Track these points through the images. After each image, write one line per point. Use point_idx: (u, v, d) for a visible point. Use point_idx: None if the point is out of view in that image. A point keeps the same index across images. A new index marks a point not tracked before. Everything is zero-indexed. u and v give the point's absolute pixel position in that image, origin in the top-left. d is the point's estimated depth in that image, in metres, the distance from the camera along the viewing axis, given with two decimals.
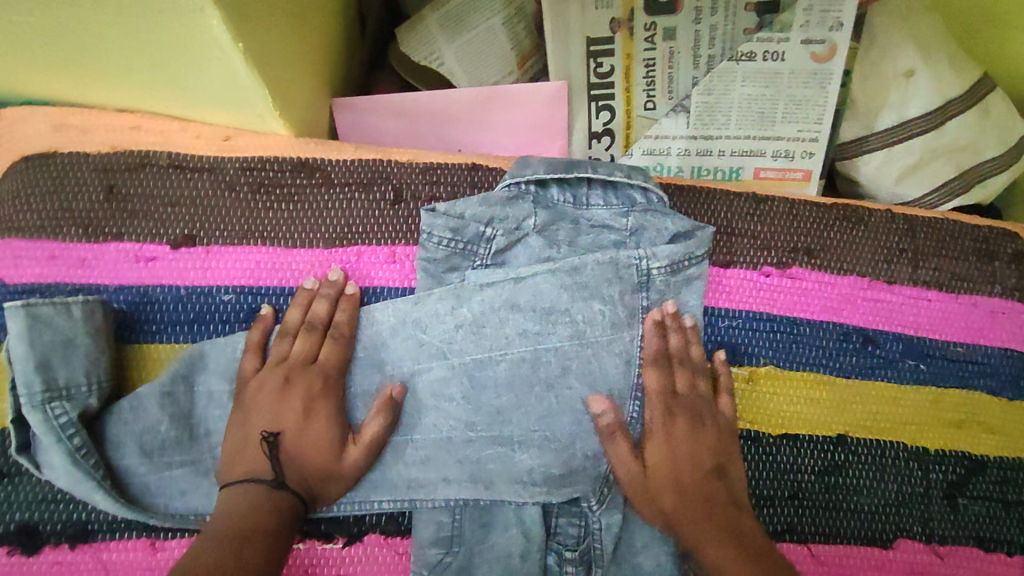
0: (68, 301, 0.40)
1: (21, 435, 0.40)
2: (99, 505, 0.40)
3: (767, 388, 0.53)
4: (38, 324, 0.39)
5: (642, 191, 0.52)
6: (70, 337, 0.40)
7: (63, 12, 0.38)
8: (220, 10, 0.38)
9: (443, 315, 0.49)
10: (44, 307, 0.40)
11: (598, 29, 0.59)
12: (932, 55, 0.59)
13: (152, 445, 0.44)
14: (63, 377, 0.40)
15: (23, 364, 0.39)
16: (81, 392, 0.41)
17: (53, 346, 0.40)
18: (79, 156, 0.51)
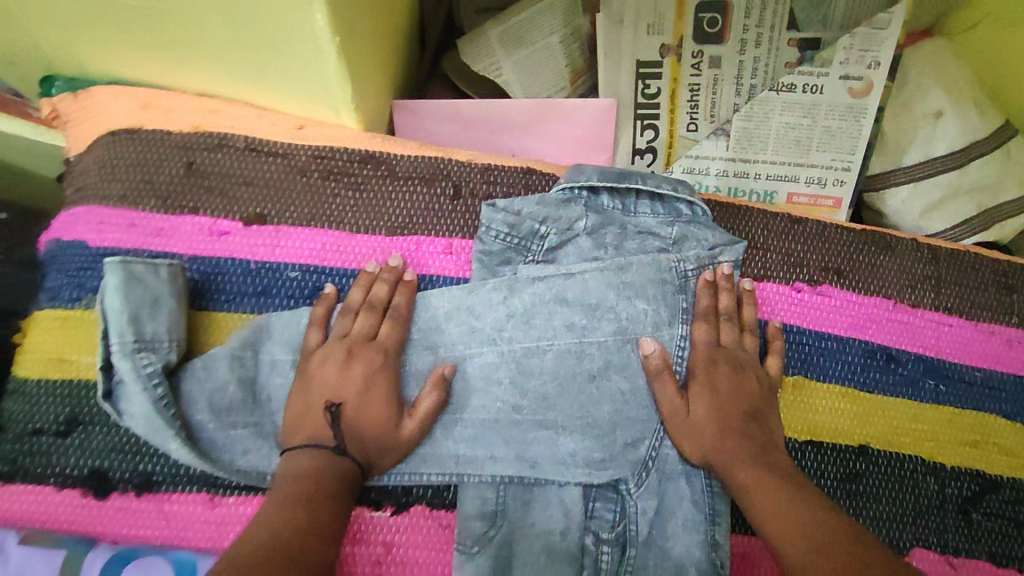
0: (158, 260, 0.44)
1: (105, 383, 0.43)
2: (176, 454, 0.43)
3: (794, 397, 0.56)
4: (133, 280, 0.43)
5: (687, 203, 0.55)
6: (158, 294, 0.44)
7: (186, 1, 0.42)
8: (327, 6, 0.42)
9: (496, 304, 0.52)
10: (139, 265, 0.43)
11: (649, 53, 0.63)
12: (960, 100, 0.63)
13: (220, 404, 0.47)
14: (151, 330, 0.43)
15: (117, 315, 0.42)
16: (166, 346, 0.44)
17: (143, 301, 0.43)
18: (162, 133, 0.54)
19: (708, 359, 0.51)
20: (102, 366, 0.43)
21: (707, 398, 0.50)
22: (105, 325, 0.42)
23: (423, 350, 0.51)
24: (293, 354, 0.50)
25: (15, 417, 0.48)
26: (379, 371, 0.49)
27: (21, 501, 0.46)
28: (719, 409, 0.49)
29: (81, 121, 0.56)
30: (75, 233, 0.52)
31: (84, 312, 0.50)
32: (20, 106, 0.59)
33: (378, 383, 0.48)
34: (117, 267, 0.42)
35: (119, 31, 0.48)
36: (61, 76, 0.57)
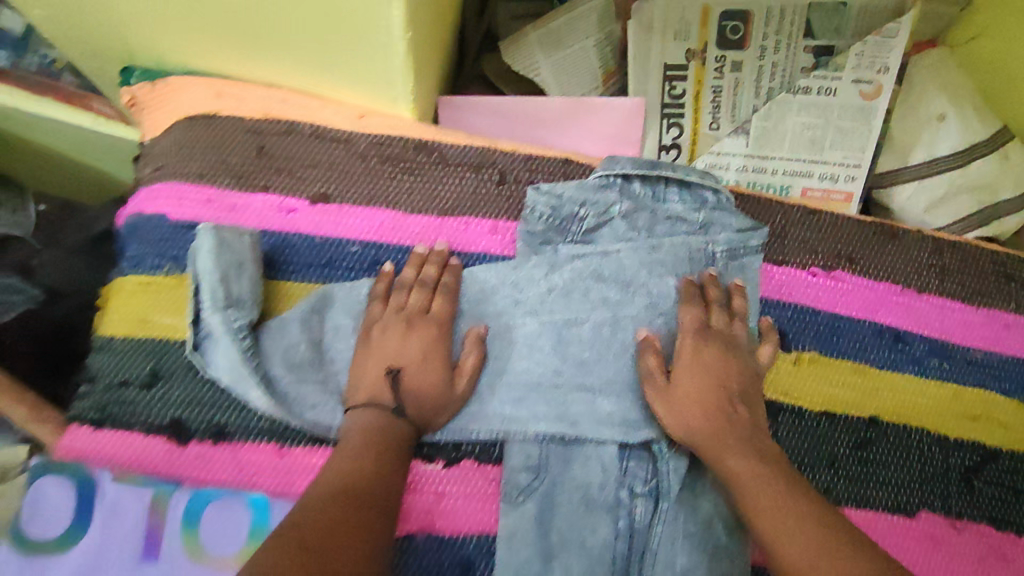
0: (242, 231, 0.52)
1: (196, 335, 0.51)
2: (255, 401, 0.50)
3: (809, 370, 0.61)
4: (223, 245, 0.51)
5: (712, 192, 0.61)
6: (242, 260, 0.51)
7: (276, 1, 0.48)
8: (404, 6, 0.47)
9: (538, 279, 0.57)
10: (228, 233, 0.51)
11: (676, 57, 0.69)
12: (962, 105, 0.69)
13: (294, 360, 0.53)
14: (236, 290, 0.51)
15: (209, 276, 0.50)
16: (248, 305, 0.52)
17: (230, 266, 0.51)
18: (234, 118, 0.59)
19: (705, 342, 0.54)
20: (192, 319, 0.51)
21: (692, 374, 0.53)
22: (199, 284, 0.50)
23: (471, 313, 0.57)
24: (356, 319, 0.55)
25: (105, 371, 0.53)
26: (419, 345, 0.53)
27: (113, 447, 0.51)
28: (721, 390, 0.52)
29: (157, 107, 0.62)
30: (157, 207, 0.56)
31: (166, 279, 0.55)
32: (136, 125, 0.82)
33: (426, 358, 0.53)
34: (210, 233, 0.50)
35: (208, 25, 0.54)
36: (139, 66, 0.62)
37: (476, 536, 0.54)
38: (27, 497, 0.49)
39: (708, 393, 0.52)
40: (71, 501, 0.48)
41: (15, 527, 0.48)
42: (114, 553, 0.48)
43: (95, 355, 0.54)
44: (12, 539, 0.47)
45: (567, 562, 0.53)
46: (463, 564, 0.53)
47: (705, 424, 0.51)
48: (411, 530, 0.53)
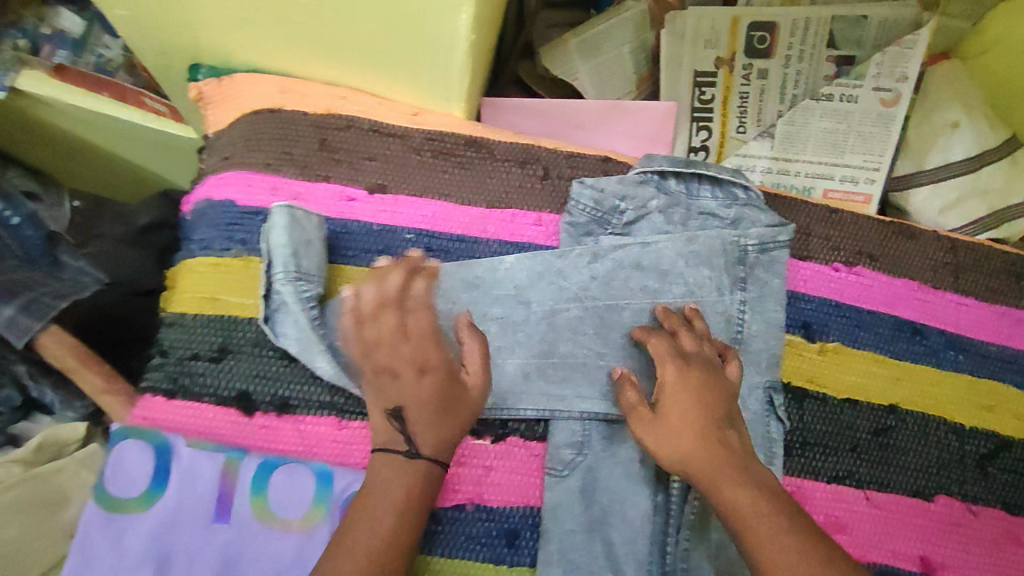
0: (310, 212, 0.56)
1: (267, 307, 0.54)
2: (321, 368, 0.54)
3: (833, 359, 0.65)
4: (295, 224, 0.55)
5: (743, 189, 0.65)
6: (311, 238, 0.55)
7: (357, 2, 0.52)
8: (473, 9, 0.52)
9: (581, 267, 0.60)
10: (299, 212, 0.55)
11: (705, 64, 0.73)
12: (975, 114, 0.73)
13: None
14: (307, 265, 0.55)
15: (283, 250, 0.54)
16: (316, 279, 0.55)
17: (301, 241, 0.55)
18: (298, 113, 0.63)
19: (686, 364, 0.54)
20: (266, 291, 0.54)
21: (676, 402, 0.53)
22: (271, 258, 0.54)
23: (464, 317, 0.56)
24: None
25: (176, 345, 0.57)
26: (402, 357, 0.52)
27: (185, 415, 0.54)
28: (707, 414, 0.52)
29: (223, 103, 0.66)
30: (225, 193, 0.60)
31: (233, 260, 0.58)
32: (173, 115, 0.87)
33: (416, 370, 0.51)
34: (285, 212, 0.54)
35: (282, 25, 0.58)
36: (205, 64, 0.67)
37: (522, 508, 0.57)
38: (110, 460, 0.52)
39: (691, 423, 0.52)
40: (149, 466, 0.52)
41: (98, 486, 0.51)
42: (189, 514, 0.51)
43: (166, 331, 0.58)
44: (97, 497, 0.51)
45: (610, 534, 0.56)
46: (508, 534, 0.56)
47: (690, 458, 0.51)
48: (461, 501, 0.56)
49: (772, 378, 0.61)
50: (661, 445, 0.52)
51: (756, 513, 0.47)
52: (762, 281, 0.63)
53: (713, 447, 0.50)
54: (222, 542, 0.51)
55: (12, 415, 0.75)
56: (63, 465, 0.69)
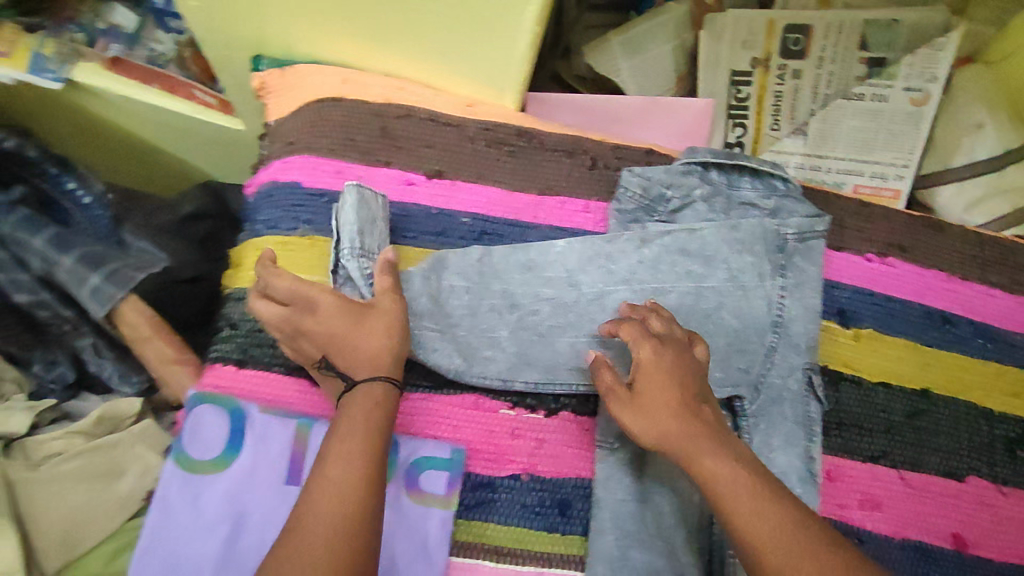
0: (376, 194, 0.60)
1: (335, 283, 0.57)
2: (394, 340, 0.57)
3: (867, 345, 0.67)
4: (363, 203, 0.59)
5: (781, 180, 0.68)
6: (376, 217, 0.59)
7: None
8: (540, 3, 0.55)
9: (630, 252, 0.63)
10: (364, 194, 0.59)
11: (742, 64, 0.77)
12: (999, 115, 0.76)
13: (414, 312, 0.59)
14: (369, 243, 0.58)
15: (349, 227, 0.57)
16: (385, 255, 0.59)
17: (366, 220, 0.58)
18: (360, 102, 0.66)
19: (662, 344, 0.53)
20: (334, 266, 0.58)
21: (654, 378, 0.51)
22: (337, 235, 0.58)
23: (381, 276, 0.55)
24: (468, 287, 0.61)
25: (246, 317, 0.59)
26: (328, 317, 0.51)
27: (257, 384, 0.58)
28: (682, 390, 0.50)
29: (284, 92, 0.68)
30: (292, 176, 0.63)
31: (300, 240, 0.61)
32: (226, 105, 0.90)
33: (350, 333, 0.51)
34: (355, 191, 0.58)
35: (351, 18, 0.62)
36: (267, 56, 0.70)
37: (573, 479, 0.60)
38: (187, 423, 0.56)
39: (666, 396, 0.50)
40: (225, 430, 0.56)
41: (178, 447, 0.55)
42: (262, 475, 0.55)
43: (236, 305, 0.61)
44: (176, 458, 0.55)
45: (660, 504, 0.59)
46: (561, 504, 0.59)
47: (667, 434, 0.49)
48: (516, 472, 0.59)
49: (811, 361, 0.64)
50: (635, 422, 0.50)
51: (738, 488, 0.45)
52: (800, 268, 0.66)
53: (689, 421, 0.49)
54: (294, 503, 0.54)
55: (64, 393, 0.77)
56: (119, 438, 0.72)
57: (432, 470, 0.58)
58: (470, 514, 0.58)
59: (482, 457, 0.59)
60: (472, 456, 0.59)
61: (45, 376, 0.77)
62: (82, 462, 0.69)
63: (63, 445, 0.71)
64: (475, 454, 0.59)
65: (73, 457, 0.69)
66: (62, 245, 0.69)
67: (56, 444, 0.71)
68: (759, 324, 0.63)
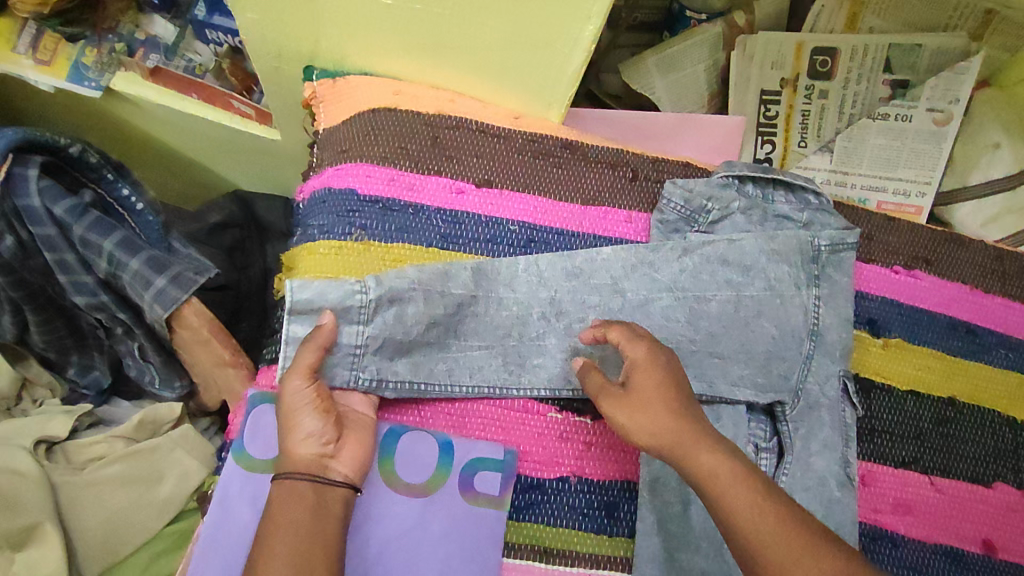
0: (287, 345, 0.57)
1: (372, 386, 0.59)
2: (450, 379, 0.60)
3: (897, 353, 0.70)
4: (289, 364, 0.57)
5: (814, 195, 0.70)
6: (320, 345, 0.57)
7: (497, 14, 0.59)
8: (600, 21, 0.58)
9: (672, 261, 0.65)
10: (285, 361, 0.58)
11: (771, 84, 0.80)
12: (1015, 135, 0.80)
13: (463, 325, 0.61)
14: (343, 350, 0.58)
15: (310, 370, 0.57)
16: (344, 313, 0.58)
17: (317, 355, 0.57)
18: (412, 112, 0.68)
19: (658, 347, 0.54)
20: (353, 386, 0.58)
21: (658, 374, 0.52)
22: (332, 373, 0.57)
23: (304, 351, 0.55)
24: (516, 296, 0.62)
25: None
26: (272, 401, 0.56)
27: None
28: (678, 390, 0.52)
29: (335, 102, 0.71)
30: (346, 183, 0.65)
31: (355, 246, 0.63)
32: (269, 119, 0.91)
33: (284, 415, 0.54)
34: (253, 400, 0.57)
35: (408, 33, 0.64)
36: (319, 67, 0.72)
37: (620, 482, 0.60)
38: (247, 421, 0.57)
39: (654, 399, 0.51)
40: None
41: (238, 445, 0.55)
42: None
43: None
44: (237, 456, 0.55)
45: None
46: (607, 506, 0.59)
47: (654, 436, 0.50)
48: (564, 474, 0.60)
49: (845, 368, 0.66)
50: (619, 423, 0.52)
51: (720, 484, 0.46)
52: (833, 279, 0.68)
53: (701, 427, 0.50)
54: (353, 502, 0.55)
55: (97, 398, 0.77)
56: (158, 443, 0.70)
57: (487, 471, 0.59)
58: (520, 515, 0.59)
59: (531, 460, 0.60)
60: (523, 458, 0.60)
61: (79, 381, 0.76)
62: (123, 468, 0.68)
63: (105, 449, 0.69)
64: (525, 456, 0.60)
65: (115, 461, 0.68)
66: (131, 248, 0.64)
67: (98, 448, 0.69)
68: (796, 332, 0.65)
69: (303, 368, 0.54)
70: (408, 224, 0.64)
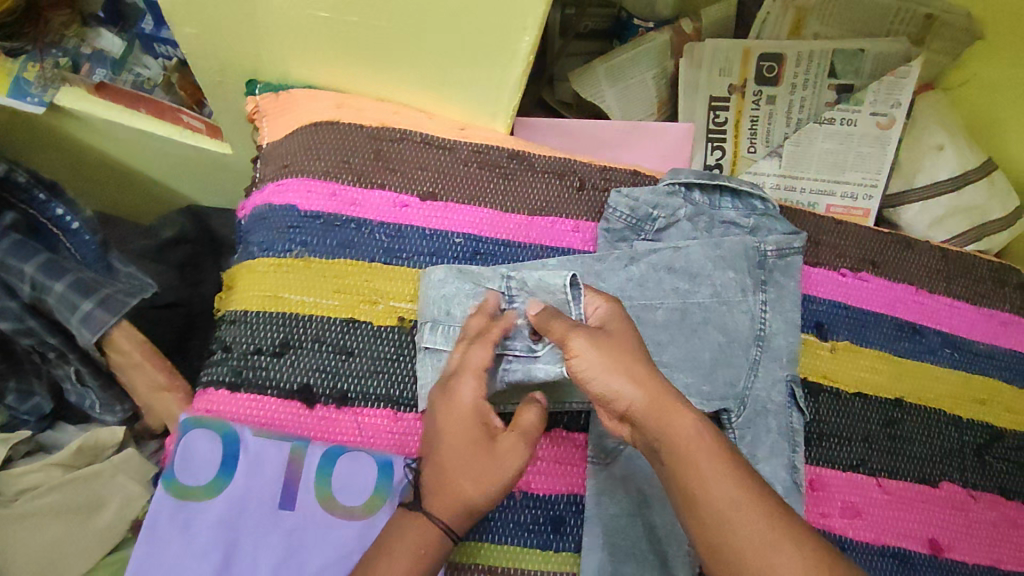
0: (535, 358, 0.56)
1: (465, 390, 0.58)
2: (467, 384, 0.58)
3: (844, 356, 0.70)
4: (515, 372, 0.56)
5: (761, 201, 0.71)
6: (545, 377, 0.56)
7: (432, 24, 0.58)
8: (535, 34, 0.58)
9: (618, 270, 0.66)
10: (515, 371, 0.56)
11: (720, 90, 0.80)
12: (957, 137, 0.81)
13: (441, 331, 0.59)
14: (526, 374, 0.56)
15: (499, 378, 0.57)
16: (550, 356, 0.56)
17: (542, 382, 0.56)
18: (356, 126, 0.67)
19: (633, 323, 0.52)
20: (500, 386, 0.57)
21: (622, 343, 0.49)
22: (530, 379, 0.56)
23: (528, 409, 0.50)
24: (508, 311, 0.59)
25: (239, 339, 0.59)
26: (453, 432, 0.50)
27: (248, 408, 0.57)
28: None
29: (278, 116, 0.69)
30: (287, 199, 0.64)
31: (296, 263, 0.62)
32: (218, 132, 0.90)
33: (480, 463, 0.49)
34: (185, 421, 0.57)
35: (347, 46, 0.63)
36: (262, 81, 0.71)
37: (566, 496, 0.60)
38: (179, 448, 0.56)
39: (631, 345, 0.49)
40: (218, 452, 0.56)
41: (168, 472, 0.55)
42: (255, 501, 0.55)
43: (228, 328, 0.61)
44: (168, 484, 0.55)
45: (651, 517, 0.59)
46: (554, 521, 0.59)
47: (635, 380, 0.47)
48: (510, 489, 0.59)
49: (792, 372, 0.67)
50: (594, 360, 0.47)
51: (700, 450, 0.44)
52: (780, 284, 0.68)
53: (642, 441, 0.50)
54: (286, 527, 0.55)
55: (39, 424, 0.74)
56: (100, 469, 0.68)
57: None
58: (465, 533, 0.58)
59: None
60: None
61: (19, 408, 0.73)
62: (59, 496, 0.66)
63: (41, 477, 0.67)
64: None
65: (51, 489, 0.66)
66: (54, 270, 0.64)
67: (34, 477, 0.67)
68: (742, 338, 0.66)
69: (529, 435, 0.49)
70: (350, 238, 0.63)
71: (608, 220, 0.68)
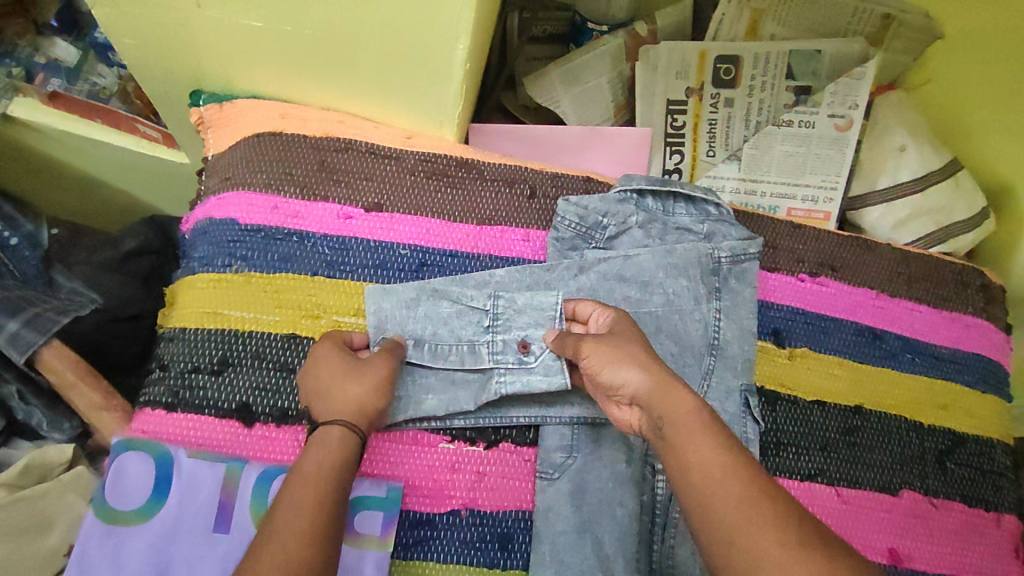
0: (529, 367, 0.59)
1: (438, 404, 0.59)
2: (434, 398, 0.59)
3: (800, 364, 0.69)
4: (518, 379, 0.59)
5: (714, 206, 0.70)
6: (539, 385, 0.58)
7: (365, 34, 0.57)
8: (469, 43, 0.56)
9: (568, 279, 0.65)
10: (511, 384, 0.58)
11: (677, 93, 0.79)
12: (918, 138, 0.80)
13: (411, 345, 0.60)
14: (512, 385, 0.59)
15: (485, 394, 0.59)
16: (545, 366, 0.58)
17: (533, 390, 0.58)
18: (299, 136, 0.66)
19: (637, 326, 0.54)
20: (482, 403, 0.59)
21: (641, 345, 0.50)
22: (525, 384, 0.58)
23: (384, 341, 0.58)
24: (493, 329, 0.60)
25: (177, 358, 0.59)
26: (331, 395, 0.53)
27: (185, 428, 0.57)
28: None
29: (222, 127, 0.68)
30: (227, 213, 0.63)
31: (237, 277, 0.61)
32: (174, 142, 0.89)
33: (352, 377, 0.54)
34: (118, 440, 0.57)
35: (285, 56, 0.62)
36: (206, 90, 0.69)
37: (514, 512, 0.59)
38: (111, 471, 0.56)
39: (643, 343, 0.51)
40: (150, 476, 0.55)
41: (99, 498, 0.55)
42: (189, 524, 0.55)
43: (167, 345, 0.60)
44: (98, 509, 0.54)
45: (599, 534, 0.58)
46: (501, 538, 0.58)
47: None
48: (455, 507, 0.59)
49: (746, 382, 0.65)
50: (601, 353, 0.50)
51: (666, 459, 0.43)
52: (735, 291, 0.67)
53: None
54: (221, 551, 0.54)
55: None
56: (48, 488, 0.66)
57: (368, 510, 0.57)
58: (410, 553, 0.57)
59: (418, 494, 0.58)
60: (409, 493, 0.58)
61: None
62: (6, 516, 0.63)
63: None
64: (413, 490, 0.58)
65: None
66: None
67: None
68: (695, 348, 0.64)
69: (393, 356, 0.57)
70: (291, 252, 0.62)
71: (558, 227, 0.67)
